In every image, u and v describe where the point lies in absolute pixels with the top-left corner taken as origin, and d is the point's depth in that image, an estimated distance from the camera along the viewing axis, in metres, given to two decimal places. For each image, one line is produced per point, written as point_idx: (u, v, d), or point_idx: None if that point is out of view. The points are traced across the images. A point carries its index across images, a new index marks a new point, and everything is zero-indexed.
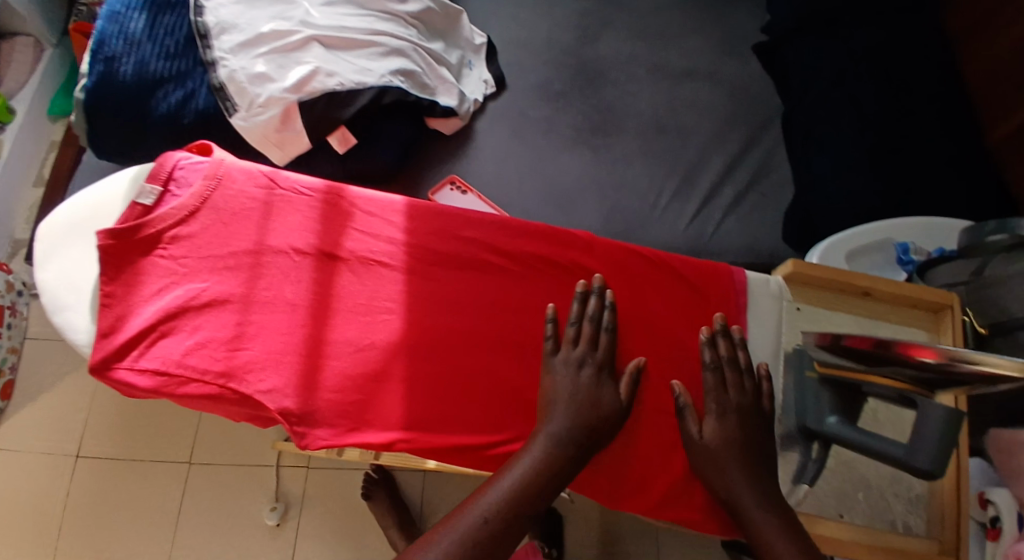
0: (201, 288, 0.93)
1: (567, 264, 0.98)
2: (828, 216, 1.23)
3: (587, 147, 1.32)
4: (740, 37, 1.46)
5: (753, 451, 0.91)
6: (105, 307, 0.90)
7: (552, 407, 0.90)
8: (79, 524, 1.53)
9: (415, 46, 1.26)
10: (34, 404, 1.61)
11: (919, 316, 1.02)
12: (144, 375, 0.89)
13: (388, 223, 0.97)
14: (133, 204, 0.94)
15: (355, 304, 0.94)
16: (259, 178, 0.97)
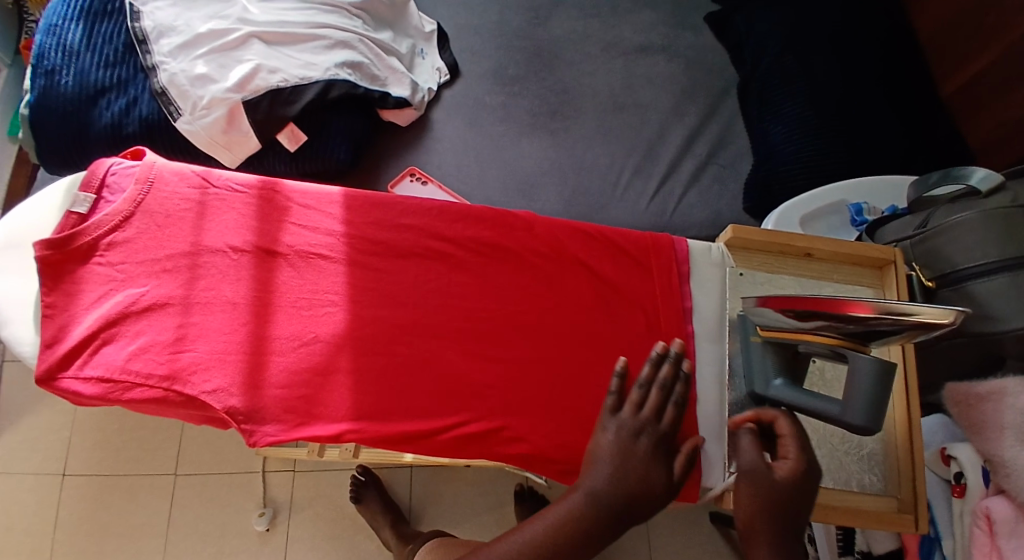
0: (140, 293, 0.93)
1: (505, 244, 1.00)
2: (786, 182, 1.21)
3: (544, 132, 1.31)
4: (691, 7, 1.44)
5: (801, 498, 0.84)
6: (47, 317, 0.91)
7: (595, 468, 0.88)
8: (69, 542, 1.54)
9: (362, 37, 1.26)
10: (17, 425, 1.61)
11: (862, 272, 1.03)
12: (88, 383, 0.89)
13: (326, 215, 0.99)
14: (68, 213, 0.95)
15: (296, 299, 0.95)
16: (192, 179, 0.99)
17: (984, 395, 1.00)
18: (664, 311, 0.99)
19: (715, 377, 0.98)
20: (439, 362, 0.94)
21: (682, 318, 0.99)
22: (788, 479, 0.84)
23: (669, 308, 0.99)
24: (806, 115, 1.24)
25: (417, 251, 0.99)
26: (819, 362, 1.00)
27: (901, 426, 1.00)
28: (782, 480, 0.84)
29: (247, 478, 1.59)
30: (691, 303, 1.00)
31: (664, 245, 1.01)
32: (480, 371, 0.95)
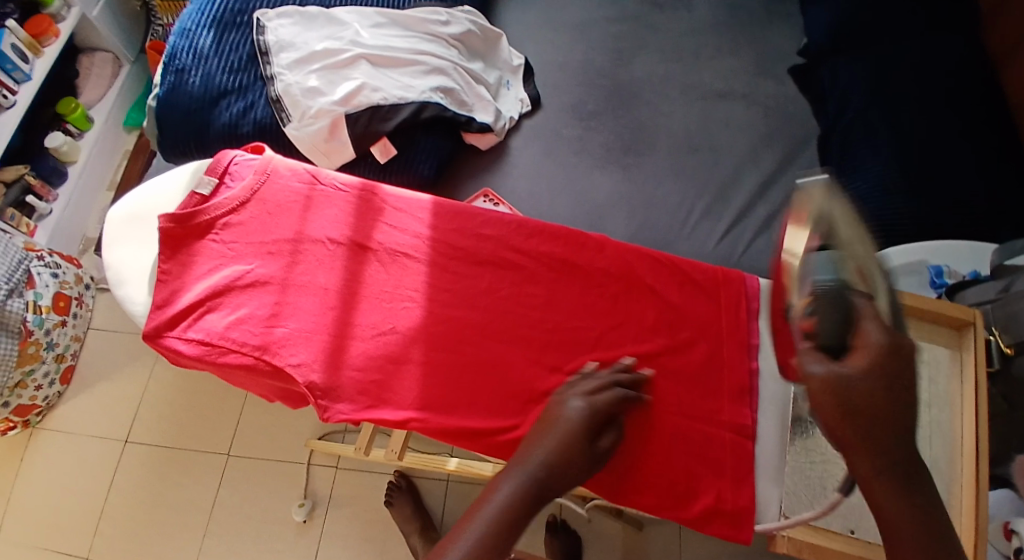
0: (246, 270, 1.05)
1: (579, 262, 1.06)
2: (862, 237, 1.18)
3: (616, 166, 1.36)
4: (775, 58, 1.43)
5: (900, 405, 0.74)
6: (162, 282, 1.04)
7: (529, 451, 0.86)
8: (121, 506, 1.63)
9: (456, 65, 1.35)
10: (92, 389, 1.73)
11: (942, 331, 0.98)
12: (191, 344, 1.01)
13: (416, 219, 1.09)
14: (193, 192, 1.09)
15: (381, 292, 1.04)
16: (303, 175, 1.12)
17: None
18: (730, 343, 1.03)
19: (778, 416, 1.01)
20: (505, 365, 1.00)
21: (747, 353, 1.03)
22: (899, 373, 0.75)
23: (733, 342, 1.03)
24: (887, 172, 1.20)
25: (490, 264, 1.06)
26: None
27: (968, 489, 0.90)
28: (890, 374, 0.75)
29: (293, 469, 1.64)
30: (757, 340, 1.04)
31: (736, 279, 1.05)
32: (543, 380, 0.99)
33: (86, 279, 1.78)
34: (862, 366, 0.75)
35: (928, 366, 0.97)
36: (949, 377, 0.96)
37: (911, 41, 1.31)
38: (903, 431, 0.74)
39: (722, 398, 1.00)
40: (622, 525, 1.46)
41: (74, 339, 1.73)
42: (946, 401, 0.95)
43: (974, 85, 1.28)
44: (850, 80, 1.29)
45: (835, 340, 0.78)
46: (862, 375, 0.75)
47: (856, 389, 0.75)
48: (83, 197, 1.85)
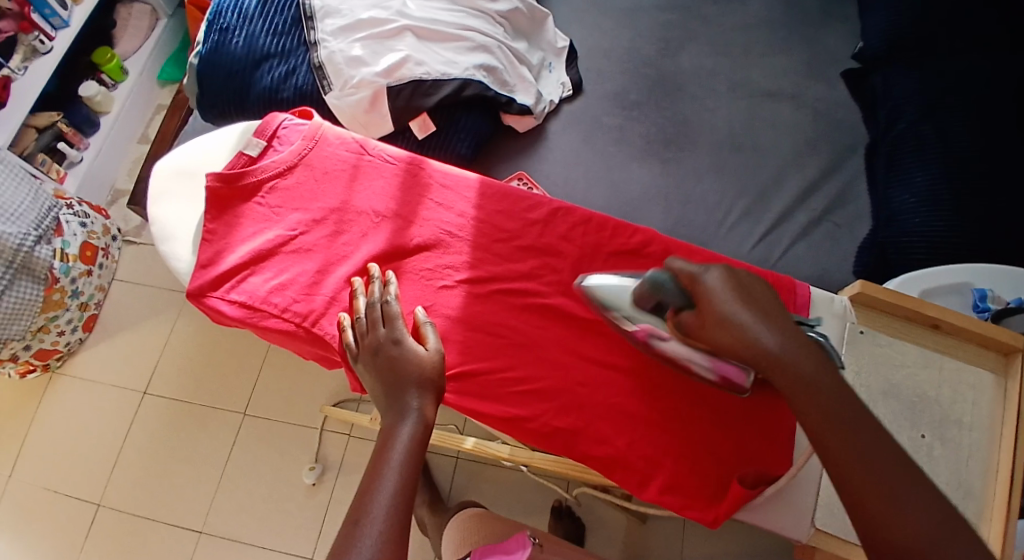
0: (291, 235, 1.06)
1: (622, 254, 1.05)
2: (905, 254, 1.17)
3: (655, 160, 1.34)
4: (828, 61, 1.41)
5: (756, 302, 0.81)
6: (207, 241, 1.06)
7: (400, 400, 0.88)
8: (134, 457, 1.64)
9: (500, 44, 1.34)
10: (112, 339, 1.75)
11: (986, 354, 0.98)
12: (232, 305, 1.03)
13: (461, 197, 1.09)
14: (241, 153, 1.11)
15: (422, 269, 1.05)
16: (351, 145, 1.12)
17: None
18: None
19: None
20: (542, 351, 1.00)
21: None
22: (727, 293, 0.81)
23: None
24: (935, 187, 1.18)
25: (532, 250, 1.06)
26: (928, 440, 0.94)
27: (999, 515, 0.90)
28: (724, 296, 0.81)
29: (305, 435, 1.63)
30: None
31: (787, 285, 1.01)
32: (579, 369, 1.00)
33: (113, 230, 1.79)
34: (716, 294, 0.82)
35: (974, 389, 0.95)
36: (993, 402, 0.95)
37: (971, 52, 1.28)
38: (760, 347, 0.78)
39: (759, 405, 0.98)
40: (627, 517, 1.46)
41: (99, 289, 1.75)
42: (986, 424, 0.94)
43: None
44: (904, 90, 1.27)
45: (672, 294, 0.88)
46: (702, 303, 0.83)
47: (704, 314, 0.82)
48: (114, 148, 1.86)
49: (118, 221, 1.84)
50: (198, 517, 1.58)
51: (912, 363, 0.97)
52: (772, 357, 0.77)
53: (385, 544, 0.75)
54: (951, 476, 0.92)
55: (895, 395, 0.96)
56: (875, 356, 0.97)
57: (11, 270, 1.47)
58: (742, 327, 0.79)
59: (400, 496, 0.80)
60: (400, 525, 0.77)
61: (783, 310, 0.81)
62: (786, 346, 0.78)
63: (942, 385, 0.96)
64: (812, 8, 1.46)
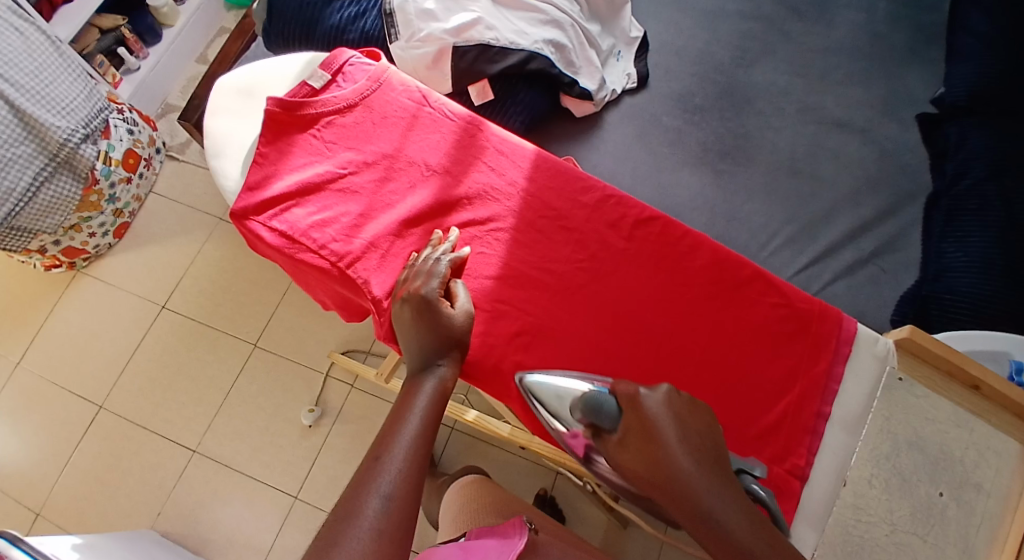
0: (340, 173, 1.06)
1: (669, 253, 1.04)
2: (946, 313, 1.15)
3: (708, 169, 1.32)
4: (905, 101, 1.37)
5: (694, 428, 0.78)
6: (258, 164, 1.06)
7: (427, 361, 0.90)
8: (142, 367, 1.66)
9: (573, 23, 1.32)
10: (139, 248, 1.77)
11: (1019, 426, 0.96)
12: (271, 232, 1.03)
13: (515, 165, 1.08)
14: (304, 83, 1.11)
15: (464, 230, 1.05)
16: (413, 93, 1.11)
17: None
18: (809, 380, 0.97)
19: (835, 467, 0.95)
20: (574, 337, 1.00)
21: (822, 395, 0.97)
22: (669, 426, 0.77)
23: (810, 379, 0.97)
24: (990, 253, 1.15)
25: (576, 231, 1.05)
26: (944, 498, 0.93)
27: None
28: (662, 423, 0.78)
29: (311, 377, 1.63)
30: (837, 388, 0.97)
31: (832, 318, 0.99)
32: (605, 362, 0.98)
33: (159, 144, 1.80)
34: (660, 426, 0.78)
35: (999, 457, 0.94)
36: (1016, 473, 0.94)
37: None
38: (692, 488, 0.74)
39: (782, 430, 0.96)
40: (607, 519, 1.46)
41: (135, 199, 1.76)
42: (1003, 493, 0.93)
43: None
44: (976, 147, 1.23)
45: (612, 419, 0.82)
46: (638, 426, 0.79)
47: (638, 439, 0.78)
48: (172, 62, 1.86)
49: (165, 135, 1.85)
50: (192, 438, 1.59)
51: (944, 420, 0.95)
52: (709, 514, 0.73)
53: (404, 477, 0.77)
54: (959, 538, 0.92)
55: (920, 448, 0.94)
56: (909, 406, 0.96)
57: (53, 164, 1.48)
58: (677, 469, 0.75)
59: (420, 444, 0.81)
60: (419, 469, 0.79)
61: (722, 460, 0.77)
62: (728, 502, 0.74)
63: (968, 448, 0.95)
64: (900, 43, 1.42)
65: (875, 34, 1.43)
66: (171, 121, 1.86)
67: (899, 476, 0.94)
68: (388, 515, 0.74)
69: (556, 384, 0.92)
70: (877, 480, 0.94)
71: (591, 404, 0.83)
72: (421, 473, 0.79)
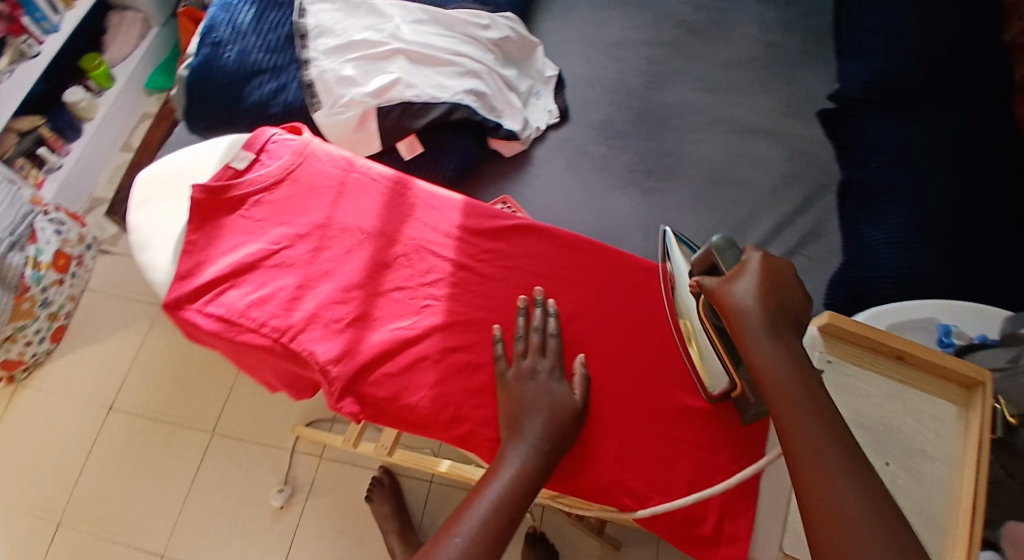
0: (274, 249, 1.05)
1: (604, 273, 1.06)
2: (874, 292, 1.20)
3: (637, 190, 1.36)
4: (804, 100, 1.44)
5: (780, 281, 0.83)
6: (188, 252, 1.05)
7: (522, 424, 0.89)
8: (98, 471, 1.60)
9: (491, 70, 1.36)
10: (81, 350, 1.71)
11: (949, 387, 0.92)
12: (209, 318, 1.01)
13: (447, 217, 1.10)
14: (228, 166, 1.10)
15: (404, 287, 1.05)
16: (338, 161, 1.13)
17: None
18: None
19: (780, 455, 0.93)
20: None
21: None
22: (754, 275, 0.83)
23: None
24: (905, 226, 1.22)
25: (515, 271, 1.06)
26: (891, 467, 0.91)
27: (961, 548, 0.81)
28: (751, 271, 0.83)
29: (277, 453, 1.60)
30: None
31: None
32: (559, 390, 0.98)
33: (89, 240, 1.76)
34: (750, 267, 0.83)
35: (937, 421, 0.91)
36: (956, 436, 0.90)
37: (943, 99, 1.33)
38: (747, 320, 0.81)
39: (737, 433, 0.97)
40: (600, 544, 1.46)
41: (70, 299, 1.71)
42: (948, 461, 0.89)
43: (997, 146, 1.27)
44: (879, 132, 1.31)
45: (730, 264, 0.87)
46: (734, 267, 0.85)
47: (733, 273, 0.85)
48: (95, 155, 1.83)
49: (94, 230, 1.81)
50: (160, 537, 1.54)
51: (877, 394, 0.93)
52: (753, 338, 0.81)
53: (472, 553, 0.77)
54: (915, 506, 0.88)
55: (860, 424, 0.93)
56: (840, 385, 0.94)
57: None
58: (744, 304, 0.82)
59: (492, 520, 0.80)
60: (490, 545, 0.78)
61: (797, 316, 0.83)
62: (779, 345, 0.80)
63: (905, 416, 0.92)
64: (795, 48, 1.49)
65: (772, 42, 1.50)
66: (99, 215, 1.82)
67: None
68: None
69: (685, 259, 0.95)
70: None
71: (724, 241, 0.88)
72: None
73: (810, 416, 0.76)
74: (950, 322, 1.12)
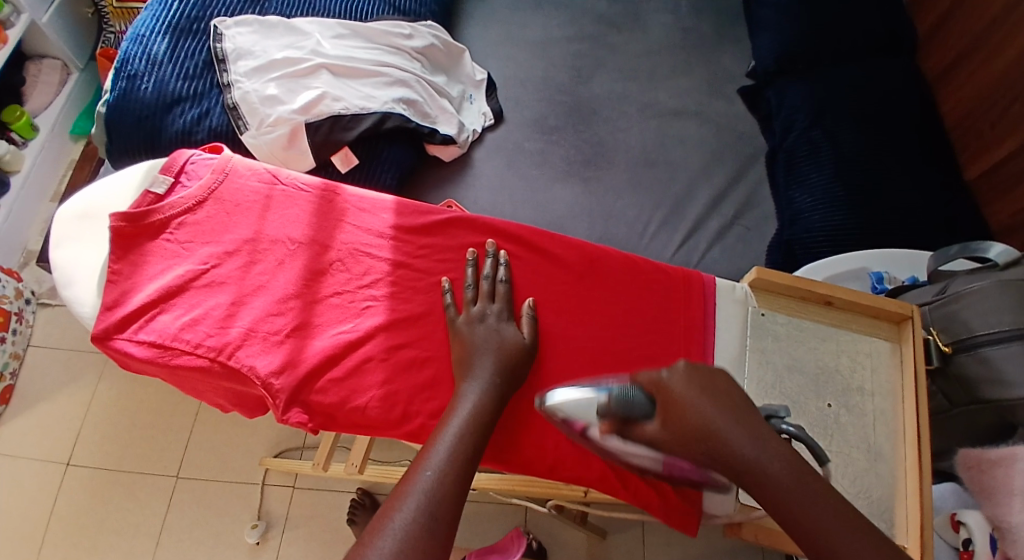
0: (203, 269, 1.03)
1: (538, 251, 1.07)
2: (810, 248, 1.24)
3: (577, 179, 1.36)
4: (726, 79, 1.49)
5: (717, 393, 0.81)
6: (112, 282, 1.02)
7: (472, 363, 0.94)
8: (60, 533, 1.53)
9: (418, 78, 1.35)
10: (29, 410, 1.64)
11: (880, 324, 1.03)
12: (141, 346, 0.99)
13: (378, 218, 1.08)
14: (146, 191, 1.07)
15: (342, 293, 1.04)
16: (262, 175, 1.11)
17: (996, 461, 0.96)
18: (687, 341, 1.04)
19: None
20: None
21: (703, 349, 1.03)
22: (697, 403, 0.80)
23: (693, 342, 1.04)
24: (830, 186, 1.27)
25: (451, 263, 1.06)
26: (834, 408, 0.99)
27: (913, 474, 0.94)
28: (690, 400, 0.81)
29: (247, 488, 1.57)
30: (713, 340, 1.04)
31: (695, 279, 1.06)
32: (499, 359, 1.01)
33: (26, 294, 1.69)
34: (686, 404, 0.80)
35: (871, 358, 1.01)
36: (890, 369, 1.00)
37: (848, 63, 1.40)
38: (732, 454, 0.78)
39: None
40: (586, 535, 1.46)
41: (13, 357, 1.65)
42: (886, 392, 1.00)
43: (903, 105, 1.35)
44: (796, 99, 1.36)
45: (642, 405, 0.83)
46: (666, 409, 0.81)
47: (673, 420, 0.80)
48: (24, 208, 1.75)
49: (31, 284, 1.74)
50: None
51: (810, 340, 1.02)
52: (749, 463, 0.78)
53: (443, 486, 0.80)
54: (862, 441, 0.98)
55: (799, 369, 1.01)
56: (777, 334, 1.02)
57: None
58: (714, 430, 0.79)
59: (457, 456, 0.84)
60: (458, 475, 0.82)
61: (748, 411, 0.81)
62: (765, 449, 0.78)
63: (840, 356, 1.01)
64: (708, 31, 1.54)
65: (687, 27, 1.55)
66: (35, 269, 1.74)
67: (789, 400, 0.99)
68: (415, 526, 0.76)
69: (578, 408, 0.88)
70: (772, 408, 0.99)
71: (619, 394, 0.84)
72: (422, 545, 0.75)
73: (840, 525, 0.75)
74: (881, 270, 1.17)
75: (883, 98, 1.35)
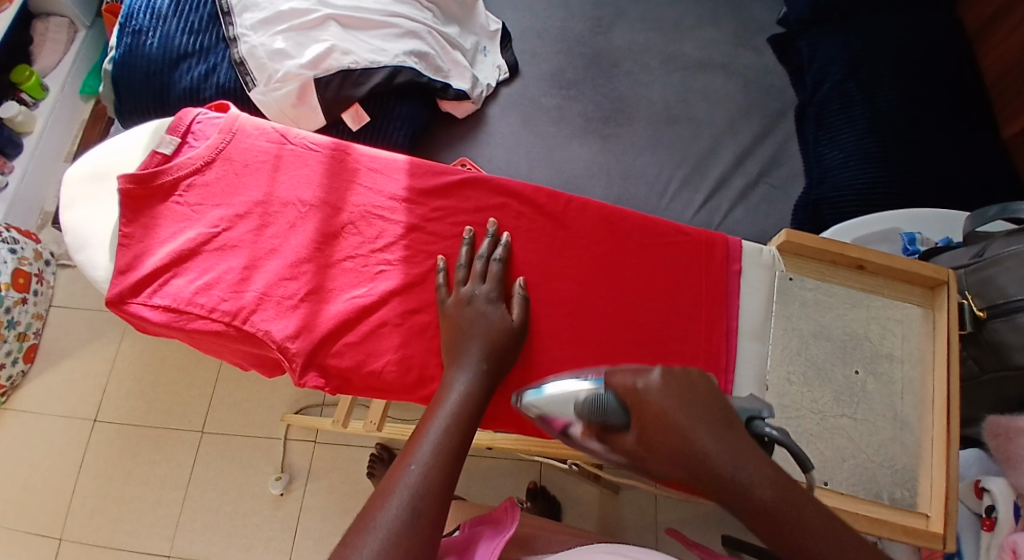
0: (214, 232, 1.03)
1: (557, 212, 1.05)
2: (838, 207, 1.21)
3: (595, 137, 1.33)
4: (755, 29, 1.43)
5: (698, 400, 0.72)
6: (124, 246, 1.02)
7: (463, 349, 0.92)
8: (90, 486, 1.57)
9: (430, 29, 1.31)
10: (55, 368, 1.67)
11: (912, 289, 1.01)
12: (156, 310, 0.99)
13: (391, 179, 1.06)
14: (154, 152, 1.06)
15: (356, 257, 1.03)
16: (271, 134, 1.08)
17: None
18: (709, 304, 1.01)
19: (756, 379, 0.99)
20: None
21: (727, 311, 1.01)
22: (676, 411, 0.71)
23: (714, 305, 1.01)
24: (863, 143, 1.23)
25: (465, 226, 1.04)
26: (861, 375, 0.98)
27: (939, 446, 0.93)
28: (670, 411, 0.70)
29: (268, 443, 1.59)
30: (736, 303, 1.02)
31: (719, 242, 1.03)
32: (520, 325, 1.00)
33: (46, 255, 1.69)
34: (659, 407, 0.71)
35: (902, 324, 0.99)
36: (921, 334, 0.98)
37: (883, 10, 1.34)
38: (719, 472, 0.67)
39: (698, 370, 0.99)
40: (599, 490, 1.48)
41: (37, 317, 1.66)
42: (916, 358, 0.98)
43: (941, 55, 1.30)
44: (828, 49, 1.31)
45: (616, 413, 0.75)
46: (648, 420, 0.71)
47: (653, 435, 0.70)
48: (39, 168, 1.75)
49: (51, 245, 1.74)
50: (164, 541, 1.52)
51: (840, 303, 1.00)
52: (737, 484, 0.66)
53: (429, 478, 0.77)
54: (888, 409, 0.96)
55: (826, 336, 0.99)
56: (805, 300, 1.00)
57: None
58: (700, 451, 0.68)
59: (454, 434, 0.83)
60: (448, 463, 0.80)
61: (729, 416, 0.71)
62: (750, 467, 0.67)
63: (870, 322, 0.99)
64: None
65: None
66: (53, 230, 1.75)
67: (815, 366, 0.98)
68: (413, 508, 0.75)
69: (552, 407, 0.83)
70: (795, 375, 0.98)
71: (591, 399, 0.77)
72: (420, 528, 0.74)
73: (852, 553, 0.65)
74: (914, 231, 1.14)
75: (917, 48, 1.29)
